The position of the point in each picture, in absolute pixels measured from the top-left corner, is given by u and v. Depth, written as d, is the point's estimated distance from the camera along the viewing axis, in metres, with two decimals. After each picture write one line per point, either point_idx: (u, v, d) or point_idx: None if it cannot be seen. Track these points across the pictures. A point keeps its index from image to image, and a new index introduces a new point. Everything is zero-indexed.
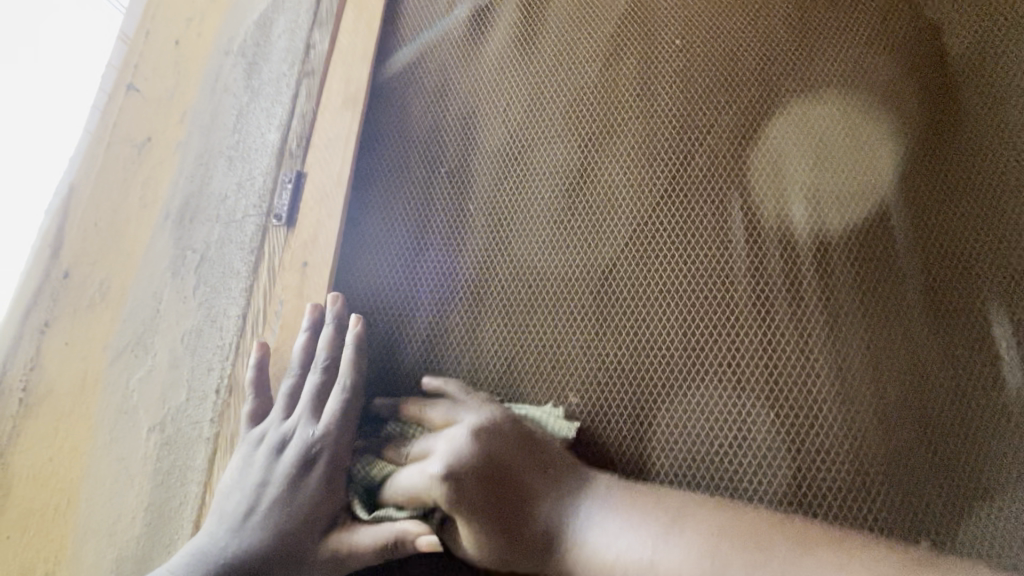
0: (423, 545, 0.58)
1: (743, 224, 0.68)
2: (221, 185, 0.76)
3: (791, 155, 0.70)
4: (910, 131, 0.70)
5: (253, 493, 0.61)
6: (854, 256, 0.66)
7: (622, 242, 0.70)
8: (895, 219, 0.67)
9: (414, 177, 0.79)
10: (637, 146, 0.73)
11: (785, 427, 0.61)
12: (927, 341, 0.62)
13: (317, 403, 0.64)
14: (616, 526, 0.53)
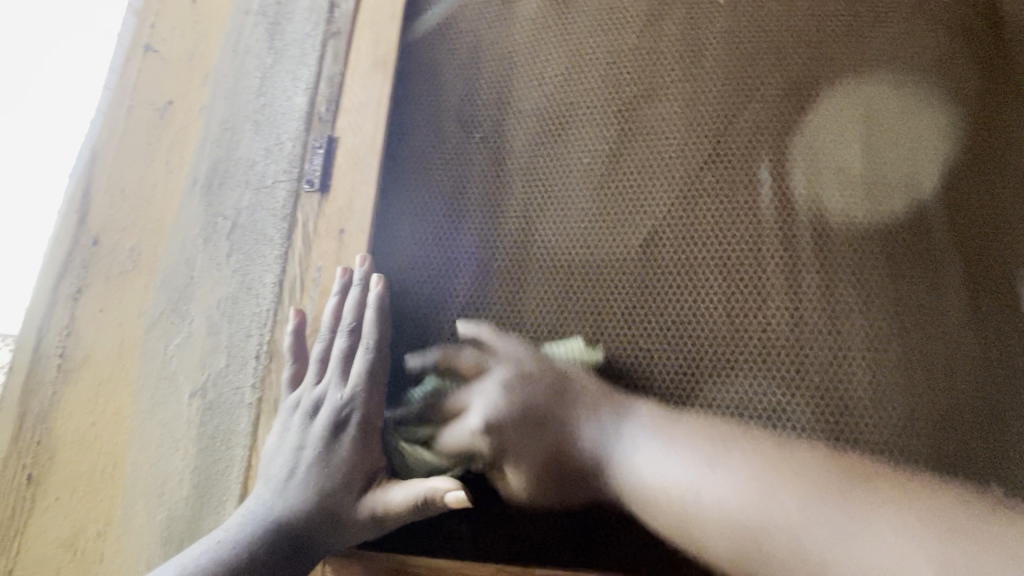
0: (451, 501, 0.55)
1: (776, 197, 0.66)
2: (249, 150, 0.79)
3: (829, 127, 0.68)
4: (956, 116, 0.67)
5: (292, 457, 0.61)
6: (894, 246, 0.63)
7: (660, 212, 0.67)
8: (933, 216, 0.64)
9: (449, 136, 0.75)
10: (674, 111, 0.70)
11: (819, 407, 0.59)
12: (958, 327, 0.61)
13: (346, 365, 0.64)
14: (658, 447, 0.54)
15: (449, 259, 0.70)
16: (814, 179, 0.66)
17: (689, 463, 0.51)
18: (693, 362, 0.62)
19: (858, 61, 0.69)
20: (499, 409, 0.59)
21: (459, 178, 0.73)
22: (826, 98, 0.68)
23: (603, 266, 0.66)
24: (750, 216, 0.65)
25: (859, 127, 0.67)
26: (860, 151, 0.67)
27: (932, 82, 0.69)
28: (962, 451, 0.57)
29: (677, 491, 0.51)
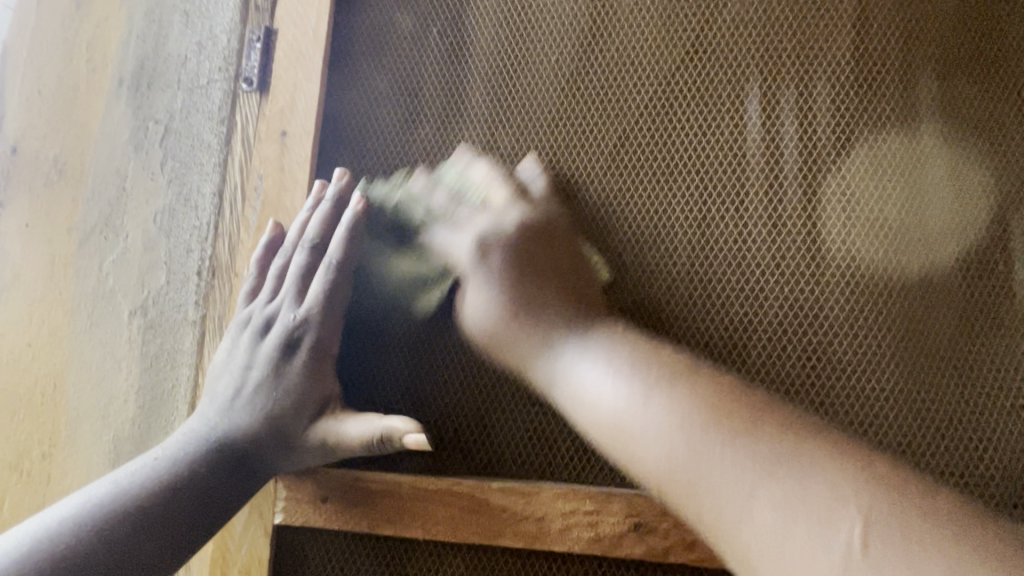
0: (411, 444, 0.51)
1: (764, 126, 0.57)
2: (179, 45, 0.70)
3: (838, 46, 0.57)
4: (952, 99, 0.55)
5: (240, 376, 0.58)
6: (880, 212, 0.54)
7: (629, 121, 0.59)
8: (933, 265, 0.53)
9: (401, 32, 0.66)
10: (655, 18, 0.60)
11: (794, 343, 0.53)
12: (940, 301, 0.53)
13: (303, 285, 0.59)
14: (596, 363, 0.39)
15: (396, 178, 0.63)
16: (809, 104, 0.56)
17: (618, 372, 0.37)
18: (658, 319, 0.56)
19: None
20: (489, 254, 0.48)
21: (408, 97, 0.64)
22: (840, 4, 0.57)
23: (565, 203, 0.58)
24: (731, 150, 0.57)
25: (898, 112, 0.55)
26: (902, 132, 0.55)
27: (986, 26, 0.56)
28: (953, 414, 0.51)
29: (602, 387, 0.37)
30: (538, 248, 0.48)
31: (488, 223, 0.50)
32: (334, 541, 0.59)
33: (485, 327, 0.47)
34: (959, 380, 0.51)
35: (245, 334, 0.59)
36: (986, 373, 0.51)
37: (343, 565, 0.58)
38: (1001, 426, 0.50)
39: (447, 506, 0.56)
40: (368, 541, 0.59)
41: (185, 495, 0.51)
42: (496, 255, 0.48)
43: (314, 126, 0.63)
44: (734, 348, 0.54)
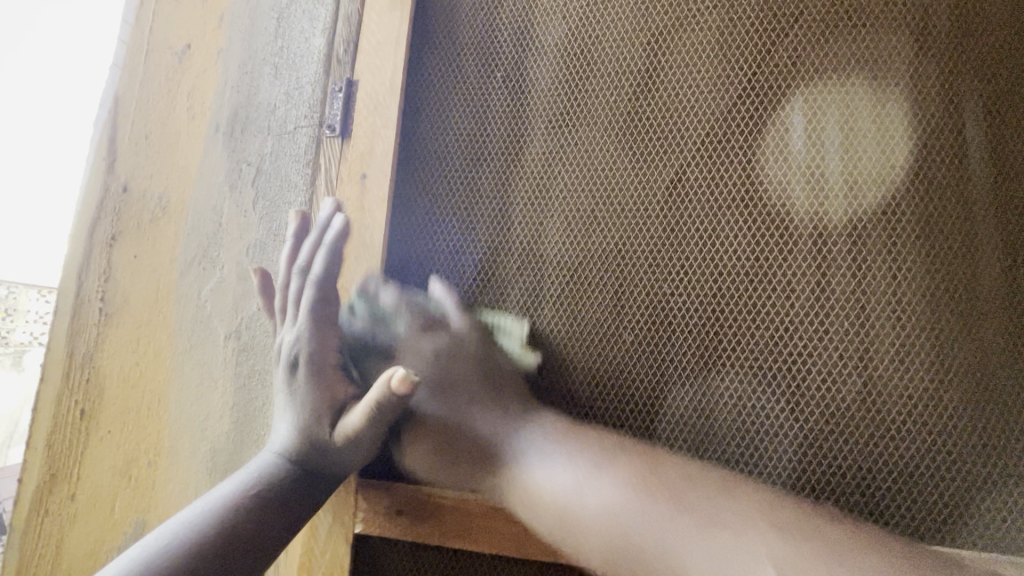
0: (396, 385, 0.53)
1: (808, 151, 0.62)
2: (269, 95, 0.78)
3: (891, 86, 0.62)
4: (1005, 123, 0.61)
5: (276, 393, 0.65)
6: (930, 225, 0.60)
7: (686, 156, 0.65)
8: (991, 262, 0.59)
9: (469, 79, 0.74)
10: (703, 58, 0.66)
11: (847, 354, 0.58)
12: (997, 305, 0.58)
13: (320, 308, 0.65)
14: (552, 458, 0.56)
15: (469, 211, 0.70)
16: (861, 132, 0.62)
17: (570, 469, 0.54)
18: (714, 335, 0.61)
19: (926, 33, 0.62)
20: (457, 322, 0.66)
21: (481, 135, 0.72)
22: (888, 45, 0.63)
23: (626, 229, 0.65)
24: (780, 173, 0.62)
25: (937, 146, 0.61)
26: (953, 150, 0.61)
27: (1010, 75, 0.62)
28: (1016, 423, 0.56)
29: (570, 480, 0.54)
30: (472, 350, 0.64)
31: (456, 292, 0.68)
32: (407, 550, 0.64)
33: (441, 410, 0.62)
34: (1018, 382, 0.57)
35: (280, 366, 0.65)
36: None
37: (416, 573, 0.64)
38: None
39: (511, 523, 0.60)
40: (438, 553, 0.63)
41: (284, 506, 0.57)
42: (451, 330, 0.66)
43: (388, 170, 0.70)
44: (789, 357, 0.59)
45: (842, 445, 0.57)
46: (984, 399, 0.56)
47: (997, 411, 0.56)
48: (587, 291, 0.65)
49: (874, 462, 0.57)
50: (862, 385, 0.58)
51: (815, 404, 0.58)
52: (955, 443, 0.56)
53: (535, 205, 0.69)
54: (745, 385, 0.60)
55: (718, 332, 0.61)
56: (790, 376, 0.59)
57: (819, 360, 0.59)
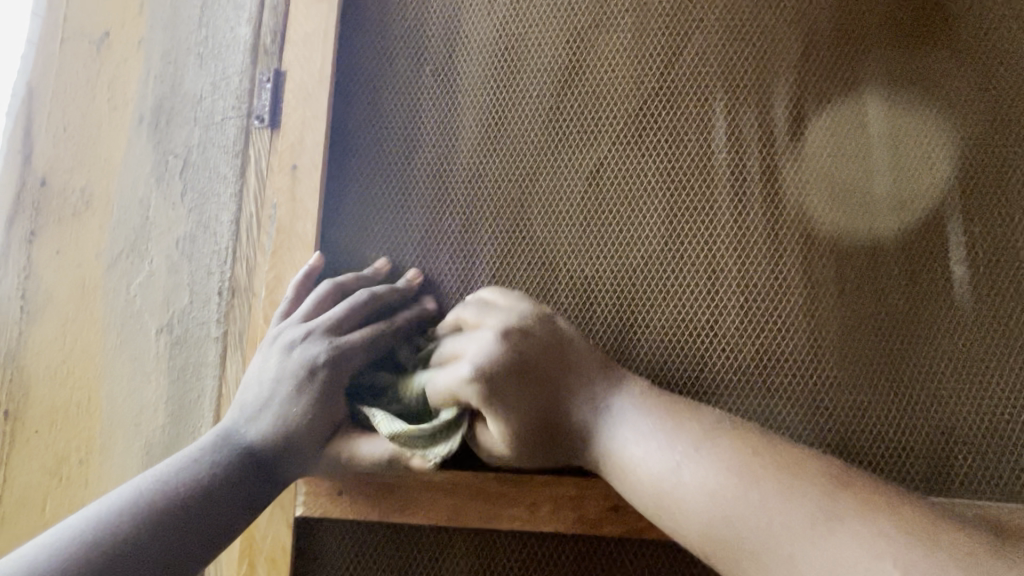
0: (417, 465, 0.56)
1: (720, 143, 0.68)
2: (194, 85, 0.77)
3: (789, 85, 0.68)
4: (894, 114, 0.67)
5: (266, 387, 0.61)
6: (830, 207, 0.66)
7: (608, 149, 0.69)
8: (887, 242, 0.65)
9: (399, 71, 0.75)
10: (626, 56, 0.70)
11: (752, 330, 0.65)
12: (895, 279, 0.65)
13: (341, 323, 0.64)
14: (644, 429, 0.48)
15: (402, 202, 0.72)
16: (770, 131, 0.68)
17: (662, 436, 0.47)
18: (636, 315, 0.66)
19: (816, 38, 0.69)
20: (495, 385, 0.51)
21: (414, 125, 0.73)
22: (784, 45, 0.69)
23: (555, 218, 0.69)
24: (694, 164, 0.68)
25: (839, 139, 0.67)
26: (851, 140, 0.67)
27: (894, 69, 0.68)
28: (909, 382, 0.62)
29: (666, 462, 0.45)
30: (539, 381, 0.52)
31: (477, 351, 0.53)
32: (348, 530, 0.66)
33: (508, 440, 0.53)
34: (911, 345, 0.63)
35: (275, 347, 0.63)
36: (927, 350, 0.63)
37: (359, 550, 0.66)
38: (934, 385, 0.62)
39: (448, 496, 0.63)
40: (382, 527, 0.66)
41: None
42: (506, 356, 0.52)
43: (319, 159, 0.71)
44: (705, 331, 0.65)
45: (749, 409, 0.63)
46: (879, 363, 0.63)
47: (892, 373, 0.63)
48: (521, 277, 0.69)
49: (780, 425, 0.63)
50: (764, 357, 0.64)
51: (726, 376, 0.64)
52: (857, 405, 0.63)
53: (469, 194, 0.71)
54: (663, 358, 0.65)
55: (640, 309, 0.66)
56: (703, 351, 0.65)
57: (731, 334, 0.65)
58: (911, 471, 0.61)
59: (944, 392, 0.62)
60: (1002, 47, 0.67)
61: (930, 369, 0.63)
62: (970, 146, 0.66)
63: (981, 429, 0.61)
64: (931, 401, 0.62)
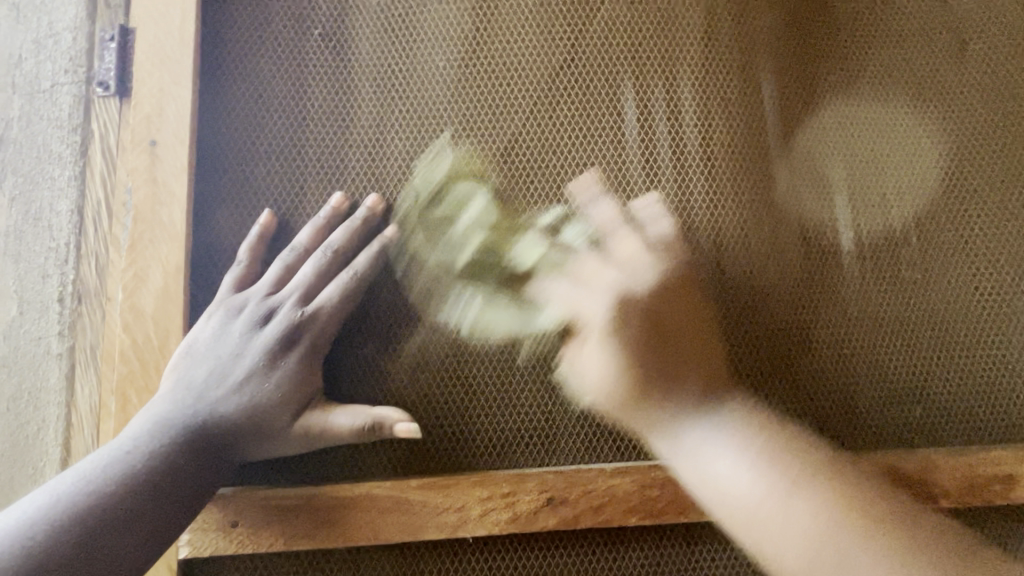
0: (401, 432, 0.55)
1: (630, 118, 0.67)
2: (14, 46, 0.63)
3: (698, 60, 0.68)
4: (788, 91, 0.70)
5: (228, 362, 0.55)
6: (740, 181, 0.67)
7: (519, 123, 0.65)
8: (788, 213, 0.68)
9: (280, 35, 0.65)
10: (536, 27, 0.67)
11: None
12: (794, 250, 0.68)
13: (310, 287, 0.59)
14: (725, 445, 0.43)
15: (290, 186, 0.62)
16: (683, 108, 0.68)
17: (746, 460, 0.42)
18: None
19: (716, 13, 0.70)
20: (627, 322, 0.46)
21: (301, 96, 0.64)
22: (689, 19, 0.69)
23: (468, 197, 0.63)
24: (607, 139, 0.66)
25: (740, 114, 0.69)
26: (755, 116, 0.69)
27: (787, 47, 0.71)
28: (809, 347, 0.66)
29: (738, 471, 0.42)
30: (671, 335, 0.47)
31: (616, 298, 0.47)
32: (242, 566, 0.57)
33: (596, 391, 0.48)
34: (811, 312, 0.67)
35: (238, 321, 0.57)
36: (823, 314, 0.67)
37: None
38: (829, 348, 0.66)
39: (364, 511, 0.56)
40: (280, 558, 0.57)
41: None
42: (635, 325, 0.46)
43: (183, 134, 0.59)
44: None
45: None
46: (785, 330, 0.66)
47: (795, 340, 0.66)
48: (431, 264, 0.62)
49: None
50: None
51: None
52: (767, 374, 0.65)
53: (368, 176, 0.63)
54: None
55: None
56: None
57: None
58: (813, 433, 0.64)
59: (838, 353, 0.66)
60: (875, 27, 0.72)
61: (828, 333, 0.66)
62: (854, 122, 0.70)
63: (869, 386, 0.66)
64: (828, 364, 0.66)
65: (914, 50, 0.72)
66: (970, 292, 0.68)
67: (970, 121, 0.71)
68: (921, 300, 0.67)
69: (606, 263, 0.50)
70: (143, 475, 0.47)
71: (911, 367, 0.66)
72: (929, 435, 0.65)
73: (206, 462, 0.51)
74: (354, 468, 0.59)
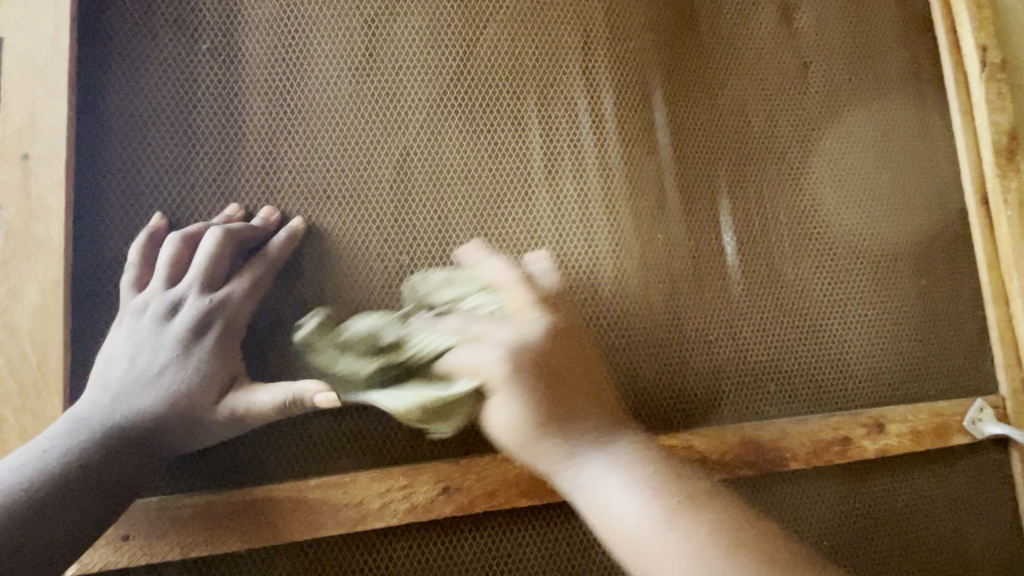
0: (320, 403, 0.53)
1: (516, 132, 0.73)
2: None
3: (579, 80, 0.76)
4: (670, 107, 0.78)
5: (143, 361, 0.55)
6: (626, 189, 0.75)
7: (413, 136, 0.70)
8: (670, 217, 0.76)
9: (166, 47, 0.65)
10: (426, 44, 0.71)
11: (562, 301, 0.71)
12: (677, 250, 0.75)
13: (212, 274, 0.59)
14: (614, 480, 0.41)
15: (180, 197, 0.63)
16: (567, 122, 0.75)
17: (643, 498, 0.40)
18: None
19: (593, 41, 0.77)
20: (522, 369, 0.44)
21: (190, 101, 0.64)
22: (571, 43, 0.76)
23: (364, 207, 0.67)
24: (496, 152, 0.72)
25: (623, 128, 0.76)
26: (636, 131, 0.77)
27: (665, 68, 0.79)
28: (691, 334, 0.74)
29: (640, 519, 0.39)
30: (561, 379, 0.45)
31: (512, 336, 0.45)
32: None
33: (515, 447, 0.45)
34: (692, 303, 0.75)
35: (144, 321, 0.57)
36: (702, 304, 0.75)
37: None
38: (707, 332, 0.74)
39: (267, 512, 0.58)
40: (181, 565, 0.58)
41: None
42: (528, 374, 0.44)
43: (58, 146, 0.59)
44: None
45: None
46: (672, 319, 0.74)
47: (680, 329, 0.74)
48: (331, 273, 0.66)
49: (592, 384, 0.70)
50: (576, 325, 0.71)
51: None
52: (653, 358, 0.72)
53: (264, 185, 0.65)
54: None
55: None
56: None
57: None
58: (692, 410, 0.72)
59: (714, 336, 0.74)
60: (738, 53, 0.82)
61: (707, 321, 0.74)
62: (725, 135, 0.79)
63: (742, 367, 0.74)
64: (706, 348, 0.74)
65: (772, 73, 0.82)
66: (822, 281, 0.78)
67: (817, 135, 0.82)
68: (781, 288, 0.77)
69: (513, 320, 0.46)
70: (60, 473, 0.48)
71: (775, 348, 0.75)
72: (790, 405, 0.75)
73: (102, 467, 0.50)
74: (260, 470, 0.60)
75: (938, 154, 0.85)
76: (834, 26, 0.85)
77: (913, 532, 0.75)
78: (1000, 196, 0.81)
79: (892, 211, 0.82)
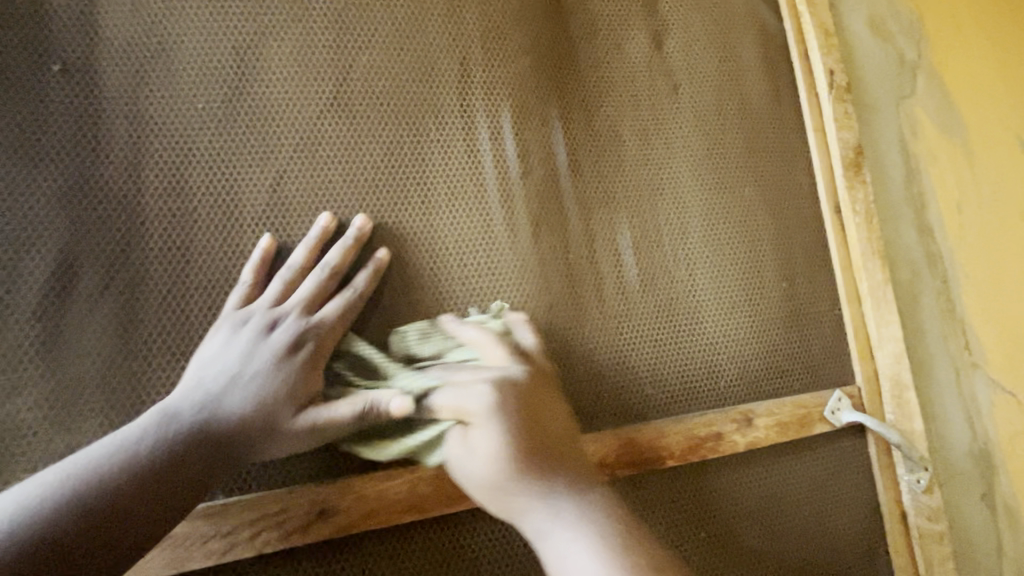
0: (396, 411, 0.55)
1: (394, 153, 0.74)
2: None
3: (456, 102, 0.78)
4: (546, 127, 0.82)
5: (231, 372, 0.58)
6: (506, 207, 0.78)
7: (286, 158, 0.70)
8: (551, 233, 0.80)
9: (12, 71, 0.64)
10: (298, 66, 0.72)
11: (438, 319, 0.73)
12: (557, 263, 0.79)
13: (312, 300, 0.65)
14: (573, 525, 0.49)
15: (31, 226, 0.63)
16: (446, 143, 0.77)
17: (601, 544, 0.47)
18: None
19: (470, 64, 0.79)
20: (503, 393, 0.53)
21: (39, 121, 0.64)
22: (448, 66, 0.78)
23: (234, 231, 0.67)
24: (373, 172, 0.73)
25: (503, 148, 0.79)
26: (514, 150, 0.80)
27: (541, 89, 0.83)
28: (571, 343, 0.78)
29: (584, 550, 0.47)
30: (541, 413, 0.54)
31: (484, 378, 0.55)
32: None
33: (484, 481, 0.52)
34: (573, 313, 0.79)
35: (246, 333, 0.61)
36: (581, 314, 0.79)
37: None
38: (588, 341, 0.78)
39: None
40: None
41: None
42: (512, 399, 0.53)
43: None
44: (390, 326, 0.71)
45: None
46: (552, 330, 0.77)
47: (561, 338, 0.77)
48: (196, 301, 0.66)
49: None
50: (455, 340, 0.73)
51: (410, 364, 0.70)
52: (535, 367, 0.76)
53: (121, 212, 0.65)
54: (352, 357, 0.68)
55: None
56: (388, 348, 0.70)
57: (421, 305, 0.73)
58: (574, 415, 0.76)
59: (593, 345, 0.79)
60: (611, 74, 0.86)
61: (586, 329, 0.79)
62: (601, 152, 0.84)
63: (621, 372, 0.79)
64: (587, 356, 0.78)
65: (643, 95, 0.87)
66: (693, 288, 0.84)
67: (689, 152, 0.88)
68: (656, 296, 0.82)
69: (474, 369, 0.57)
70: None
71: (651, 352, 0.81)
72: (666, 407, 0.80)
73: None
74: None
75: (798, 167, 0.93)
76: (698, 50, 0.91)
77: (784, 517, 0.81)
78: (850, 204, 0.90)
79: (758, 220, 0.89)
